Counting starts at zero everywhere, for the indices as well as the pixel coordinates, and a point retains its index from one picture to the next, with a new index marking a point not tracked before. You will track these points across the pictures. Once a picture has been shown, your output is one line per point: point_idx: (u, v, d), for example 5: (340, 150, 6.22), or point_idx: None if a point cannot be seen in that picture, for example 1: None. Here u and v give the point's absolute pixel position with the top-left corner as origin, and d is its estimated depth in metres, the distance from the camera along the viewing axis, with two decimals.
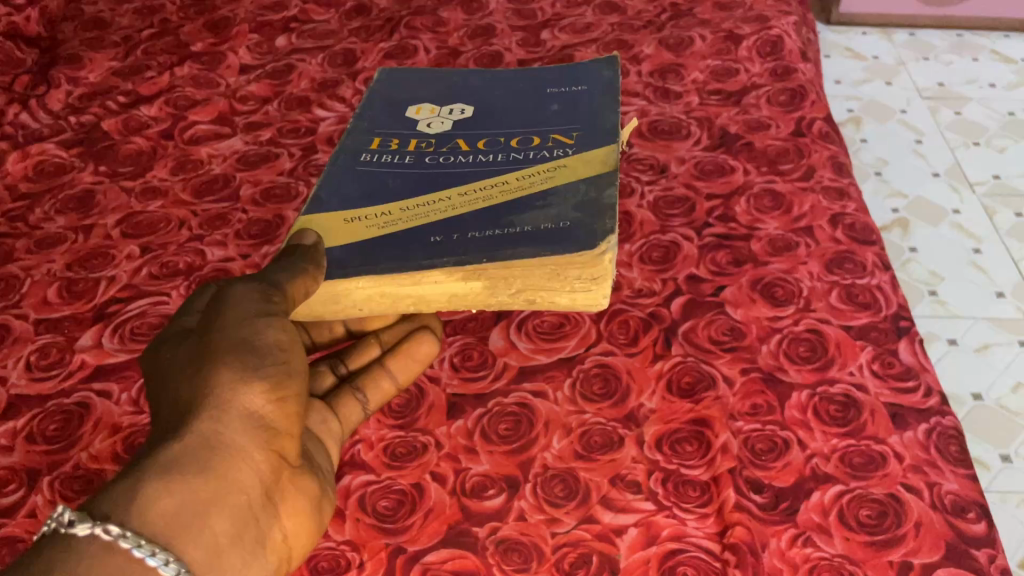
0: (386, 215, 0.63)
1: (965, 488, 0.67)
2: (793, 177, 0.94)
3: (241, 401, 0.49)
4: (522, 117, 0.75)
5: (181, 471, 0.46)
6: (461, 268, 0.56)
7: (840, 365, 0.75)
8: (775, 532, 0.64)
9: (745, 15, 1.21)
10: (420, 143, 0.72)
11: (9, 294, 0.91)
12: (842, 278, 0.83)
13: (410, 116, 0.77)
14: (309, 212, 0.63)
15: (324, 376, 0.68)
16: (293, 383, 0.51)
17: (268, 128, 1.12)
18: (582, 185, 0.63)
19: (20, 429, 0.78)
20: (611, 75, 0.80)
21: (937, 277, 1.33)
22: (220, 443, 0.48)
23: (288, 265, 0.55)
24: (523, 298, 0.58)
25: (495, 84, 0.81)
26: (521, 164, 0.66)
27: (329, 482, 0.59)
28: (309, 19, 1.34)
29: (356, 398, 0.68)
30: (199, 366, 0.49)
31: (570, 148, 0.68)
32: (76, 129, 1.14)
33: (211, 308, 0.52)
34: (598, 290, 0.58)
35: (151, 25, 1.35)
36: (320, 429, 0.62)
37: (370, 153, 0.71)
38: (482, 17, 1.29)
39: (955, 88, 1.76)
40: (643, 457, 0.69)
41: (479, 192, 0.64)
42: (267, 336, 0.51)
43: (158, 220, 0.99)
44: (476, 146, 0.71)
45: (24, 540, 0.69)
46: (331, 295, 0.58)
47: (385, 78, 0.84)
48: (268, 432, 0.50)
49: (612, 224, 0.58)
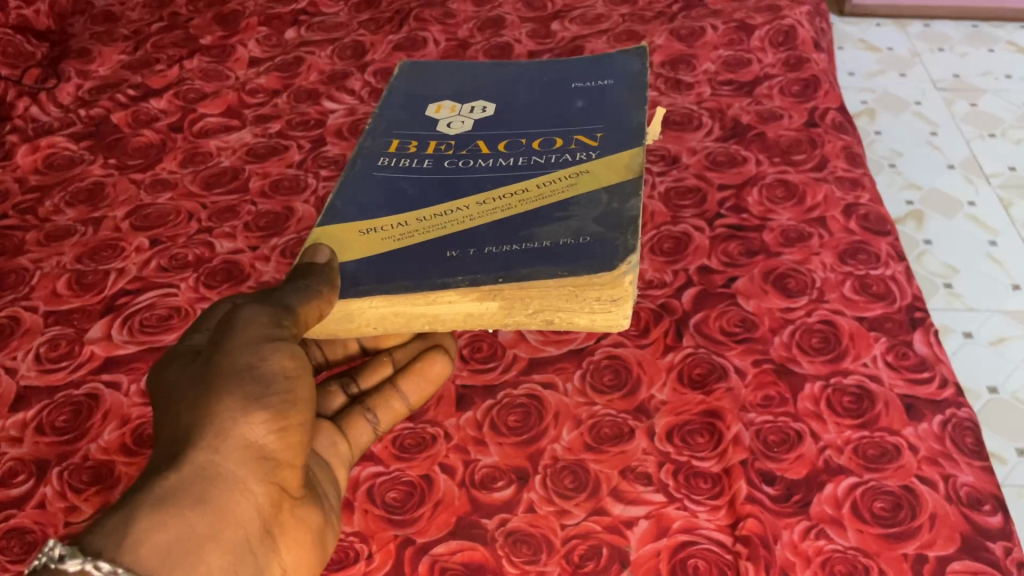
0: (402, 226, 0.62)
1: (981, 481, 0.66)
2: (806, 168, 0.93)
3: (242, 430, 0.49)
4: (545, 115, 0.74)
5: (177, 504, 0.45)
6: (476, 288, 0.55)
7: (853, 356, 0.74)
8: (787, 524, 0.63)
9: (757, 5, 1.20)
10: (439, 145, 0.71)
11: (19, 286, 0.91)
12: (856, 269, 0.82)
13: (430, 115, 0.76)
14: (324, 223, 0.62)
15: (334, 395, 0.67)
16: (297, 412, 0.51)
17: (277, 121, 1.12)
18: (604, 195, 0.61)
19: (29, 421, 0.78)
20: (639, 68, 0.80)
21: (951, 270, 1.32)
22: (219, 475, 0.48)
23: (303, 285, 0.54)
24: (541, 318, 0.57)
25: (518, 80, 0.80)
26: (542, 170, 0.65)
27: (332, 508, 0.58)
28: (318, 12, 1.34)
29: (366, 419, 0.67)
30: (202, 394, 0.49)
31: (593, 151, 0.67)
32: (86, 122, 1.15)
33: (219, 332, 0.52)
34: (617, 311, 0.56)
35: (160, 18, 1.35)
36: (329, 454, 0.62)
37: (387, 157, 0.70)
38: (491, 9, 1.28)
39: (971, 79, 1.74)
40: (654, 449, 0.68)
41: (497, 202, 0.62)
42: (273, 363, 0.50)
43: (167, 212, 0.99)
44: (496, 149, 0.69)
45: (33, 531, 0.69)
46: (344, 313, 0.57)
47: (407, 75, 0.83)
48: (269, 463, 0.50)
49: (634, 241, 0.56)
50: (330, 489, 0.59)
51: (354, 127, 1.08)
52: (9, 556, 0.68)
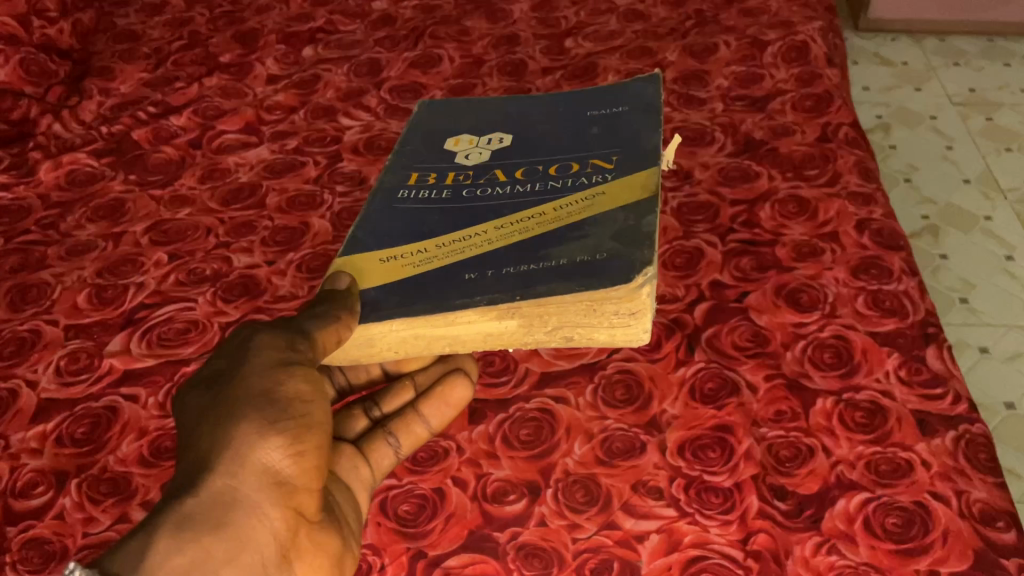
0: (421, 253, 0.62)
1: (995, 497, 0.65)
2: (818, 183, 0.93)
3: (259, 454, 0.49)
4: (562, 142, 0.75)
5: (196, 528, 0.46)
6: (494, 306, 0.55)
7: (866, 371, 0.74)
8: (799, 539, 0.63)
9: (770, 21, 1.20)
10: (458, 176, 0.72)
11: (40, 300, 0.93)
12: (869, 284, 0.82)
13: (449, 148, 0.77)
14: (346, 252, 0.63)
15: (357, 419, 0.66)
16: (312, 436, 0.52)
17: (294, 137, 1.14)
18: (621, 213, 0.62)
19: (49, 433, 0.79)
20: (655, 95, 0.80)
21: (968, 285, 1.31)
22: (236, 500, 0.48)
23: (321, 311, 0.55)
24: (561, 334, 0.57)
25: (534, 111, 0.82)
26: (558, 194, 0.66)
27: (353, 534, 0.59)
28: (335, 30, 1.36)
29: (388, 443, 0.66)
30: (219, 419, 0.50)
31: (609, 174, 0.67)
32: (107, 138, 1.17)
33: (235, 357, 0.52)
34: (636, 324, 0.56)
35: (180, 37, 1.38)
36: (350, 477, 0.62)
37: (407, 188, 0.71)
38: (506, 26, 1.30)
39: (987, 94, 1.74)
40: (665, 463, 0.69)
41: (514, 225, 0.63)
42: (288, 387, 0.51)
43: (186, 228, 1.00)
44: (514, 176, 0.70)
45: (51, 541, 0.70)
46: (365, 337, 0.58)
47: (426, 111, 0.84)
48: (287, 488, 0.50)
49: (651, 254, 0.56)
50: (351, 514, 0.60)
51: (369, 144, 1.10)
52: (29, 566, 0.69)
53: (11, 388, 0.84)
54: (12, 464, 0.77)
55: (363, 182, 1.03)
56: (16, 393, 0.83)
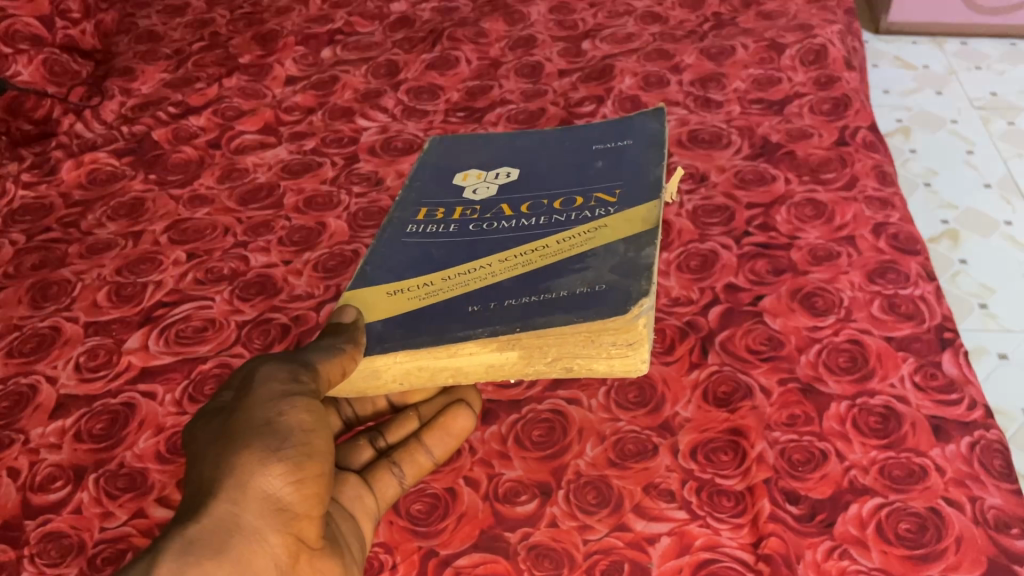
0: (426, 286, 0.63)
1: (1010, 504, 0.65)
2: (835, 186, 0.93)
3: (260, 482, 0.50)
4: (568, 176, 0.75)
5: (196, 554, 0.47)
6: (495, 339, 0.55)
7: (881, 376, 0.73)
8: (811, 543, 0.63)
9: (788, 24, 1.20)
10: (465, 211, 0.72)
11: (61, 298, 0.95)
12: (884, 288, 0.81)
13: (458, 183, 0.78)
14: (354, 286, 0.64)
15: (362, 449, 0.68)
16: (313, 464, 0.52)
17: (312, 138, 1.15)
18: (621, 246, 0.62)
19: (68, 428, 0.80)
20: (659, 127, 0.80)
21: (987, 290, 1.30)
22: (236, 527, 0.49)
23: (326, 344, 0.56)
24: (560, 365, 0.57)
25: (542, 145, 0.82)
26: (562, 227, 0.66)
27: (353, 557, 0.59)
28: (354, 31, 1.37)
29: (391, 472, 0.67)
30: (223, 447, 0.51)
31: (612, 207, 0.67)
32: (128, 138, 1.19)
33: (241, 388, 0.53)
34: (634, 355, 0.56)
35: (201, 38, 1.40)
36: (353, 507, 0.63)
37: (416, 224, 0.72)
38: (524, 28, 1.31)
39: (1009, 98, 1.72)
40: (677, 466, 0.69)
41: (517, 258, 0.63)
42: (289, 417, 0.52)
43: (204, 227, 1.02)
44: (520, 211, 0.70)
45: (69, 535, 0.71)
46: (371, 369, 0.59)
47: (436, 146, 0.85)
48: (287, 515, 0.51)
49: (649, 286, 0.56)
50: (352, 542, 0.60)
51: (386, 145, 1.10)
52: (47, 559, 0.70)
53: (31, 383, 0.85)
54: (32, 458, 0.78)
55: (380, 183, 1.04)
56: (36, 389, 0.85)
